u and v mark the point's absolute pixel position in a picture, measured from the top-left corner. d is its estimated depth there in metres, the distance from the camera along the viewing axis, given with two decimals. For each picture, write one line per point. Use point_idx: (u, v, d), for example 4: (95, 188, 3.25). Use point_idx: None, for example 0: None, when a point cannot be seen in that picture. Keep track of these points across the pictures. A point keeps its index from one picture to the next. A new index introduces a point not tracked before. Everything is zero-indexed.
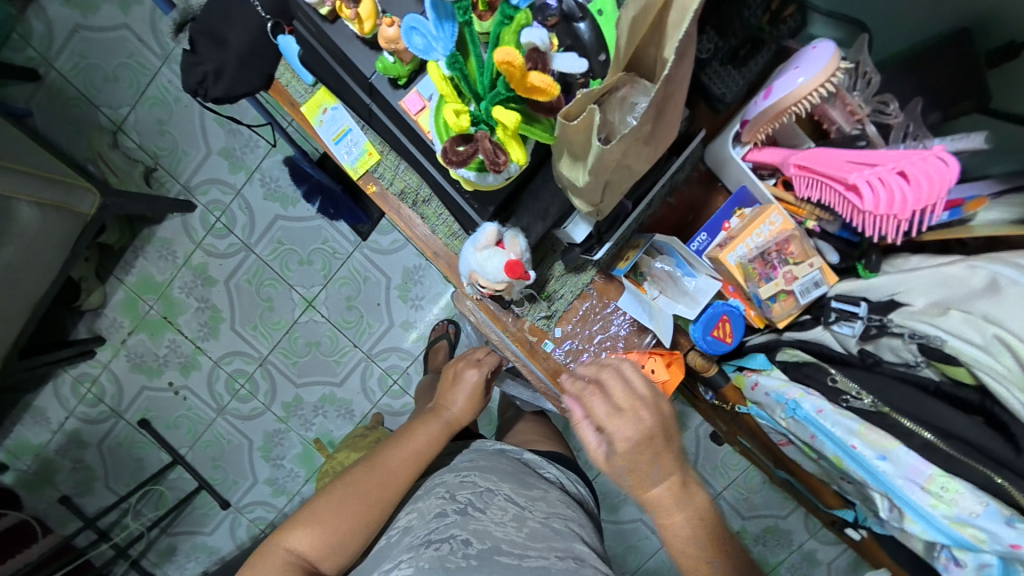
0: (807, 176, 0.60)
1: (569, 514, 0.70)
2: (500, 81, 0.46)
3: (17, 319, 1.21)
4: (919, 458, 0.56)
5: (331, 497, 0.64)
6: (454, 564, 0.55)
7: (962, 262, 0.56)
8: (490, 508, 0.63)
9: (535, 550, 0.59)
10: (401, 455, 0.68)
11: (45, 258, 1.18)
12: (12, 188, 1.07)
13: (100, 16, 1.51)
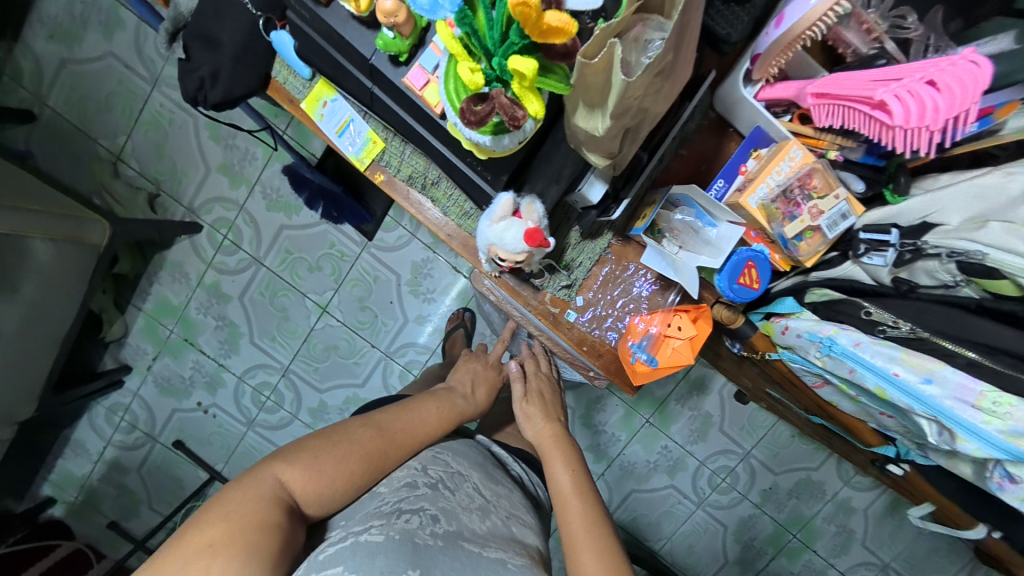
0: (826, 104, 0.59)
1: (527, 516, 0.76)
2: (513, 28, 0.40)
3: (45, 353, 1.24)
4: (967, 376, 0.54)
5: (335, 441, 0.64)
6: (422, 540, 0.56)
7: (1000, 170, 0.56)
8: (458, 493, 0.68)
9: (493, 543, 0.62)
10: (408, 424, 0.73)
11: (64, 292, 1.20)
12: (28, 227, 1.08)
13: (84, 46, 1.50)
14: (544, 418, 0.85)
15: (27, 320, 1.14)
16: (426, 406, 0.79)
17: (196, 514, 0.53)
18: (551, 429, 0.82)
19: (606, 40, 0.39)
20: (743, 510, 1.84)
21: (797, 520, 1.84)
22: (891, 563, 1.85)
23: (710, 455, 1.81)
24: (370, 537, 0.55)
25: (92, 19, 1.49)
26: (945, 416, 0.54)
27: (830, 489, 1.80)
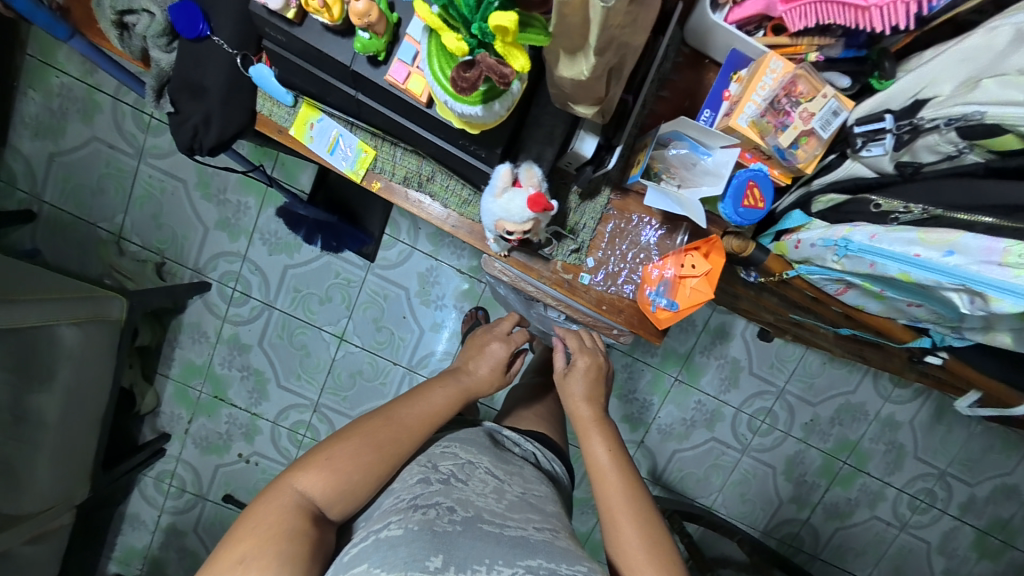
0: (799, 7, 0.60)
1: (541, 489, 0.78)
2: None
3: (87, 431, 1.26)
4: (990, 238, 0.54)
5: (344, 443, 0.67)
6: (441, 526, 0.58)
7: (981, 30, 0.56)
8: (472, 481, 0.69)
9: (513, 519, 0.64)
10: (417, 412, 0.74)
11: (96, 370, 1.23)
12: (55, 315, 1.10)
13: (68, 137, 1.55)
14: (591, 397, 0.81)
15: (64, 403, 1.16)
16: (433, 390, 0.79)
17: (232, 532, 0.59)
18: (591, 409, 0.80)
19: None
20: (788, 448, 1.84)
21: (845, 446, 1.84)
22: (947, 468, 1.86)
23: (745, 400, 1.81)
24: (389, 532, 0.58)
25: (70, 109, 1.53)
26: (974, 280, 0.54)
27: (872, 409, 1.82)
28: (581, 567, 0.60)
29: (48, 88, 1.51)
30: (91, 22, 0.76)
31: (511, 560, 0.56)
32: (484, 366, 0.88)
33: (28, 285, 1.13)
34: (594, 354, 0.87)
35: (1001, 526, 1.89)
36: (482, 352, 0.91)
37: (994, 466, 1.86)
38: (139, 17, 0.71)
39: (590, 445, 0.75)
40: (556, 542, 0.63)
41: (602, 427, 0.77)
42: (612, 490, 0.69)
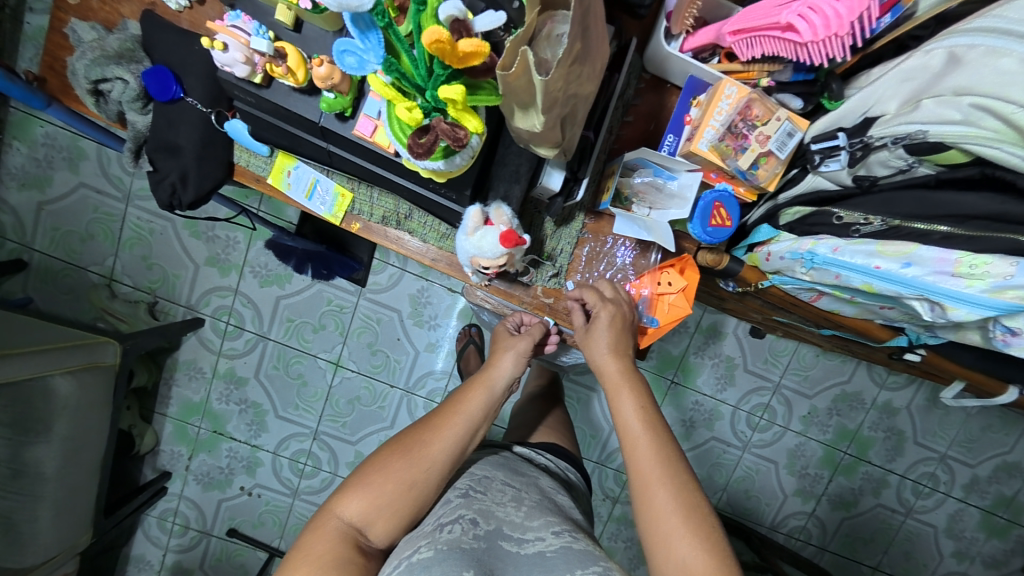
0: (745, 38, 0.62)
1: (558, 497, 0.79)
2: (436, 61, 0.42)
3: (85, 480, 1.26)
4: (940, 249, 0.58)
5: (377, 463, 0.65)
6: (469, 544, 0.60)
7: (919, 50, 0.57)
8: (490, 492, 0.71)
9: (531, 528, 0.66)
10: (451, 418, 0.69)
11: (91, 419, 1.24)
12: (48, 366, 1.11)
13: (54, 186, 1.56)
14: (619, 351, 0.75)
15: (61, 455, 1.17)
16: (465, 392, 0.73)
17: (287, 559, 0.60)
18: (619, 364, 0.73)
19: (519, 48, 0.42)
20: (788, 442, 1.86)
21: (844, 436, 1.86)
22: (947, 451, 1.89)
23: (742, 397, 1.83)
24: (420, 556, 0.58)
25: (55, 158, 1.55)
26: (931, 291, 0.57)
27: (868, 397, 1.84)
28: (596, 568, 0.58)
29: (32, 139, 1.53)
30: (68, 90, 0.78)
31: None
32: (507, 354, 0.78)
33: (21, 339, 1.14)
34: (616, 305, 0.79)
35: (1005, 503, 1.91)
36: (501, 341, 0.82)
37: (994, 445, 1.89)
38: (114, 84, 0.72)
39: (620, 397, 0.70)
40: (575, 546, 0.63)
41: (633, 384, 0.71)
42: (640, 452, 0.64)
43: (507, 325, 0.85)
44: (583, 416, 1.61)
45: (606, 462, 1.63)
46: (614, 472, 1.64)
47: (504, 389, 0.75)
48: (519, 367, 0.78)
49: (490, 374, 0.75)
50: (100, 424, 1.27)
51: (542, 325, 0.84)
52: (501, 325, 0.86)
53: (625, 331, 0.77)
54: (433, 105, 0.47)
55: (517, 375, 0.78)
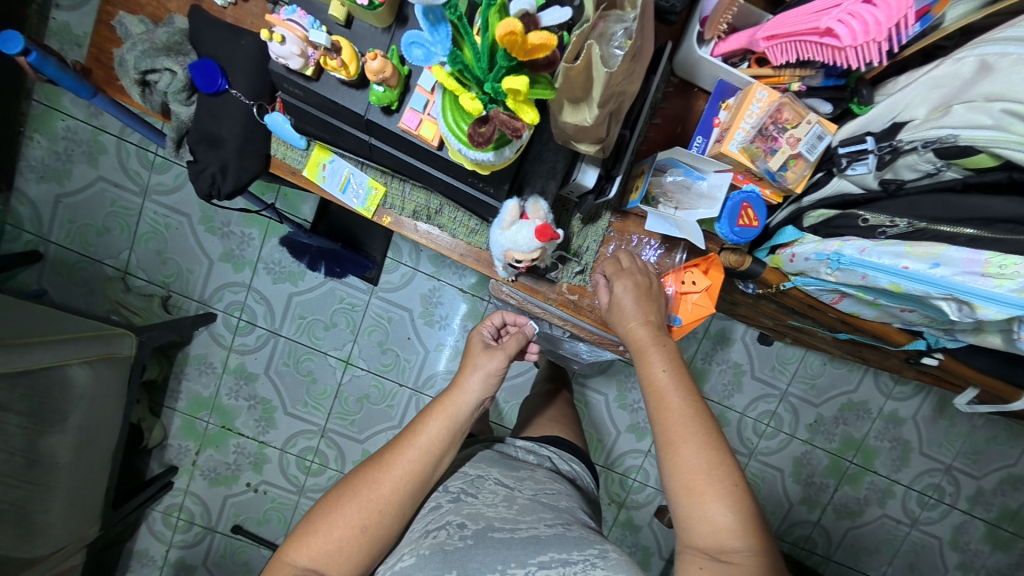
0: (779, 43, 0.64)
1: (554, 486, 0.79)
2: (500, 52, 0.44)
3: (94, 472, 1.26)
4: (969, 250, 0.59)
5: (330, 509, 0.65)
6: (451, 545, 0.62)
7: (950, 58, 0.59)
8: (482, 494, 0.72)
9: (524, 522, 0.67)
10: (404, 456, 0.67)
11: (105, 409, 1.24)
12: (67, 355, 1.11)
13: (73, 179, 1.58)
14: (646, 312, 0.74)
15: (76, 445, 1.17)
16: (422, 422, 0.70)
17: None
18: (647, 329, 0.73)
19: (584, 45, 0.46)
20: (795, 450, 1.86)
21: (851, 445, 1.87)
22: (952, 462, 1.89)
23: (749, 404, 1.84)
24: (404, 563, 0.63)
25: (75, 151, 1.57)
26: (957, 290, 0.59)
27: (874, 406, 1.85)
28: (593, 550, 0.63)
29: (53, 132, 1.55)
30: (113, 81, 0.79)
31: (523, 560, 0.60)
32: (470, 376, 0.74)
33: (40, 328, 1.15)
34: (635, 273, 0.79)
35: (1010, 516, 1.91)
36: (469, 358, 0.77)
37: (999, 457, 1.89)
38: (162, 75, 0.75)
39: (647, 358, 0.70)
40: (569, 533, 0.66)
41: (661, 346, 0.71)
42: (669, 412, 0.64)
43: (484, 331, 0.84)
44: (591, 419, 1.62)
45: (613, 467, 1.64)
46: (620, 476, 1.64)
47: (467, 415, 0.72)
48: (485, 388, 0.74)
49: (453, 402, 0.72)
50: (113, 415, 1.28)
51: (521, 334, 0.83)
52: (473, 334, 0.82)
53: (648, 296, 0.76)
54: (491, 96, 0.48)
55: (486, 396, 0.75)
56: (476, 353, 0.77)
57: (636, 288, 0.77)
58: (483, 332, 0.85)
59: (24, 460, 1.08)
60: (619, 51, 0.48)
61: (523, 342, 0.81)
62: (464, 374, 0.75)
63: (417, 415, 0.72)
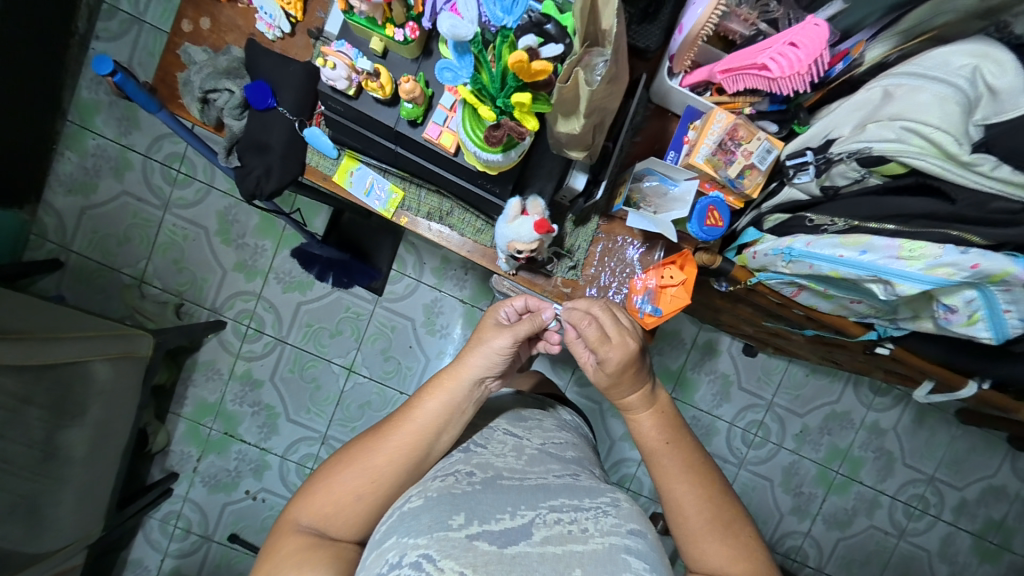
0: (732, 75, 0.79)
1: (560, 436, 0.84)
2: (510, 75, 0.58)
3: (106, 469, 1.31)
4: (889, 239, 0.72)
5: (331, 474, 0.70)
6: (460, 489, 0.63)
7: (864, 88, 0.75)
8: (490, 444, 0.75)
9: (533, 471, 0.69)
10: (403, 427, 0.71)
11: (123, 406, 1.31)
12: (91, 352, 1.18)
13: (99, 193, 1.71)
14: (629, 386, 0.74)
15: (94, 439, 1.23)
16: (423, 396, 0.74)
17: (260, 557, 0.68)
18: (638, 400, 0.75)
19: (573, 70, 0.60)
20: (783, 459, 1.94)
21: (836, 454, 1.95)
22: (934, 473, 1.98)
23: (737, 414, 1.93)
24: (411, 505, 0.62)
25: (103, 167, 1.70)
26: (884, 271, 0.72)
27: (857, 416, 1.95)
28: (604, 499, 0.67)
29: (83, 150, 1.68)
30: (174, 98, 0.92)
31: (534, 504, 0.63)
32: (473, 354, 0.77)
33: (68, 326, 1.23)
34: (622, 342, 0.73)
35: (993, 526, 1.99)
36: (476, 334, 0.80)
37: (979, 468, 1.98)
38: (221, 94, 0.89)
39: (635, 421, 0.76)
40: (579, 483, 0.69)
41: (650, 408, 0.75)
42: (670, 473, 0.72)
43: (498, 315, 0.83)
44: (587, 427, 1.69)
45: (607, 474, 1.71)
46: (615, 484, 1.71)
47: (467, 391, 0.75)
48: (488, 364, 0.76)
49: (452, 378, 0.75)
50: (128, 412, 1.35)
51: (535, 322, 0.79)
52: (488, 314, 0.83)
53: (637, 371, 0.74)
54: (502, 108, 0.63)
55: (487, 372, 0.76)
56: (484, 330, 0.80)
57: (615, 361, 0.73)
58: (500, 312, 0.84)
59: (42, 452, 1.12)
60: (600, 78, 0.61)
61: (536, 328, 0.79)
62: (469, 350, 0.78)
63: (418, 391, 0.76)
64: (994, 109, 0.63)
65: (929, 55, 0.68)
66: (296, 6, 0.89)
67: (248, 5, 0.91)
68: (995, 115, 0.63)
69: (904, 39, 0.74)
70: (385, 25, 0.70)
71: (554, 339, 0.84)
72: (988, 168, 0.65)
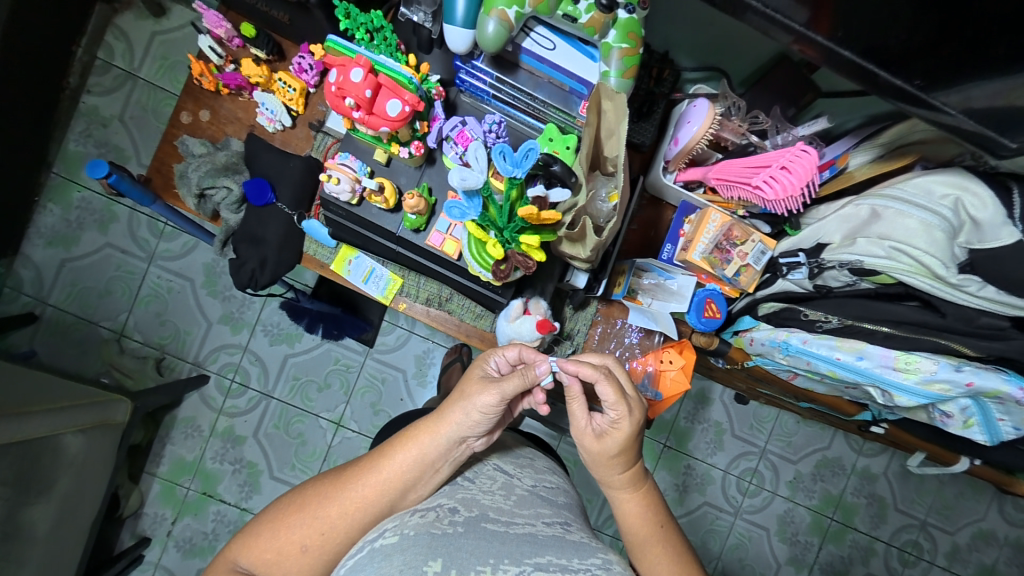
0: (725, 183, 0.83)
1: (552, 479, 0.79)
2: (519, 219, 0.63)
3: (66, 548, 1.19)
4: (884, 348, 0.75)
5: (280, 516, 0.65)
6: (440, 529, 0.58)
7: (850, 203, 0.78)
8: (479, 480, 0.71)
9: (521, 516, 0.64)
10: (362, 483, 0.65)
11: (90, 476, 1.20)
12: (63, 425, 1.09)
13: (82, 245, 1.55)
14: (623, 464, 0.67)
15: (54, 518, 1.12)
16: (390, 450, 0.66)
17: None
18: (627, 476, 0.68)
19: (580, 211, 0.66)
20: (778, 507, 1.85)
21: (829, 501, 1.88)
22: (926, 518, 1.91)
23: (730, 462, 1.84)
24: (385, 541, 0.58)
25: (87, 220, 1.55)
26: (880, 380, 0.76)
27: (848, 462, 1.89)
28: (595, 560, 0.60)
29: (68, 202, 1.54)
30: (170, 189, 0.91)
31: (518, 558, 0.56)
32: (451, 409, 0.66)
33: (32, 391, 1.13)
34: (633, 403, 0.67)
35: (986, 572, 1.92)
36: (460, 384, 0.69)
37: (968, 512, 1.92)
38: (219, 191, 0.88)
39: (620, 501, 0.69)
40: (570, 537, 0.63)
41: (637, 486, 0.68)
42: (646, 546, 0.67)
43: (490, 364, 0.71)
44: (581, 479, 1.60)
45: (602, 527, 1.60)
46: (609, 539, 1.59)
47: (440, 453, 0.66)
48: (469, 426, 0.66)
49: (425, 436, 0.66)
50: (97, 485, 1.24)
51: (525, 377, 0.67)
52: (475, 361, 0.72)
53: (629, 443, 0.66)
54: (508, 238, 0.67)
55: (468, 432, 0.66)
56: (468, 380, 0.69)
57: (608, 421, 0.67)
58: (491, 361, 0.72)
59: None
60: (604, 204, 0.70)
61: (523, 389, 0.66)
62: (449, 403, 0.67)
63: (389, 438, 0.69)
64: (977, 236, 0.66)
65: (911, 180, 0.72)
66: (297, 102, 0.89)
67: (249, 98, 0.91)
68: (978, 242, 0.67)
69: (886, 152, 0.77)
70: (390, 143, 0.72)
71: (540, 399, 0.75)
72: (975, 288, 0.69)
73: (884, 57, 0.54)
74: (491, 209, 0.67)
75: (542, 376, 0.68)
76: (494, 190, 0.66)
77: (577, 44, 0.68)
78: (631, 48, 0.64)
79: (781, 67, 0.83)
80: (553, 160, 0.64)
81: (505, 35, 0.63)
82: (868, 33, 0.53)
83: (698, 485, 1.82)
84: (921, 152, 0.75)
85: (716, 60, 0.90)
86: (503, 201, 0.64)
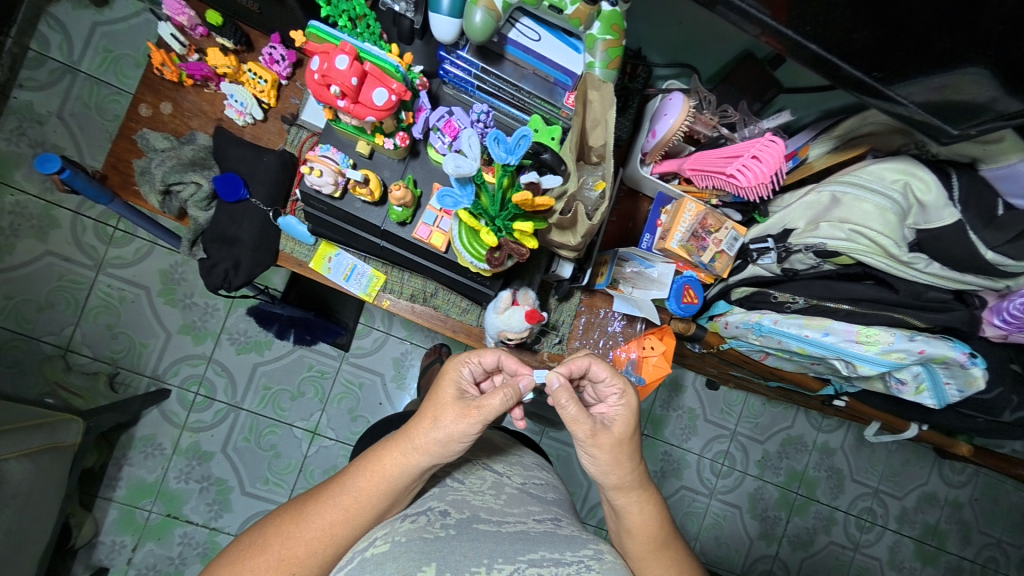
0: (700, 173, 0.88)
1: (541, 475, 0.79)
2: (512, 207, 0.67)
3: None
4: (847, 324, 0.82)
5: (241, 556, 0.60)
6: (432, 533, 0.58)
7: (813, 190, 0.84)
8: (469, 480, 0.70)
9: (512, 514, 0.64)
10: (328, 517, 0.61)
11: (42, 504, 1.10)
12: (4, 450, 0.99)
13: (18, 253, 1.42)
14: (632, 460, 0.65)
15: None
16: (357, 480, 0.62)
17: None
18: (636, 474, 0.66)
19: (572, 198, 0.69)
20: (748, 486, 1.95)
21: (794, 477, 2.00)
22: (878, 485, 2.07)
23: (704, 445, 1.92)
24: (375, 550, 0.56)
25: (23, 227, 1.42)
26: (845, 352, 0.81)
27: (809, 439, 2.02)
28: (587, 551, 0.61)
29: None
30: (129, 186, 0.85)
31: (511, 557, 0.56)
32: (424, 437, 0.62)
33: None
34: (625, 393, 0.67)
35: (932, 532, 2.09)
36: (431, 407, 0.63)
37: (914, 477, 2.09)
38: (186, 187, 0.84)
39: (627, 506, 0.67)
40: (561, 532, 0.64)
41: (643, 489, 0.67)
42: (644, 552, 0.68)
43: (464, 373, 0.68)
44: (564, 472, 1.62)
45: (587, 518, 1.63)
46: (594, 529, 1.62)
47: (409, 480, 0.62)
48: (441, 453, 0.62)
49: (393, 465, 0.62)
50: (49, 514, 1.13)
51: (512, 392, 0.63)
52: (449, 378, 0.66)
53: (625, 444, 0.65)
54: (499, 228, 0.69)
55: (439, 459, 0.62)
56: (442, 403, 0.63)
57: (620, 416, 0.66)
58: (465, 369, 0.69)
59: None
60: (592, 192, 0.72)
61: (509, 405, 0.63)
62: (419, 425, 0.63)
63: (354, 462, 0.65)
64: (923, 217, 0.75)
65: (867, 168, 0.78)
66: (268, 94, 0.86)
67: (215, 91, 0.88)
68: (924, 222, 0.76)
69: (840, 143, 0.83)
70: (374, 134, 0.71)
71: (516, 414, 0.70)
72: (923, 265, 0.79)
73: (847, 55, 0.59)
74: (483, 199, 0.69)
75: (524, 391, 0.66)
76: (488, 184, 0.68)
77: (561, 36, 0.71)
78: (615, 39, 0.66)
79: (745, 64, 0.88)
80: (543, 149, 0.68)
81: (493, 24, 0.64)
82: (834, 31, 0.57)
83: (675, 471, 1.88)
84: (872, 143, 0.81)
85: (686, 57, 0.94)
86: (495, 189, 0.66)
